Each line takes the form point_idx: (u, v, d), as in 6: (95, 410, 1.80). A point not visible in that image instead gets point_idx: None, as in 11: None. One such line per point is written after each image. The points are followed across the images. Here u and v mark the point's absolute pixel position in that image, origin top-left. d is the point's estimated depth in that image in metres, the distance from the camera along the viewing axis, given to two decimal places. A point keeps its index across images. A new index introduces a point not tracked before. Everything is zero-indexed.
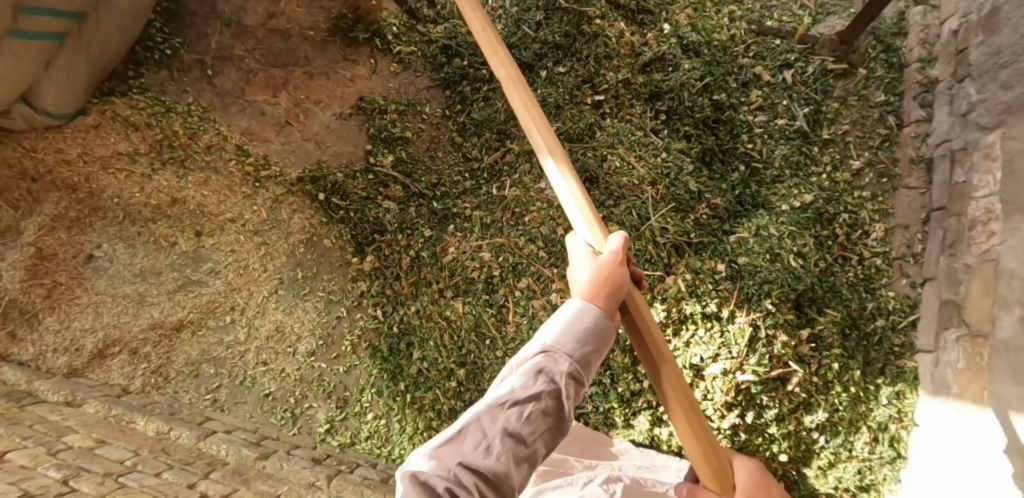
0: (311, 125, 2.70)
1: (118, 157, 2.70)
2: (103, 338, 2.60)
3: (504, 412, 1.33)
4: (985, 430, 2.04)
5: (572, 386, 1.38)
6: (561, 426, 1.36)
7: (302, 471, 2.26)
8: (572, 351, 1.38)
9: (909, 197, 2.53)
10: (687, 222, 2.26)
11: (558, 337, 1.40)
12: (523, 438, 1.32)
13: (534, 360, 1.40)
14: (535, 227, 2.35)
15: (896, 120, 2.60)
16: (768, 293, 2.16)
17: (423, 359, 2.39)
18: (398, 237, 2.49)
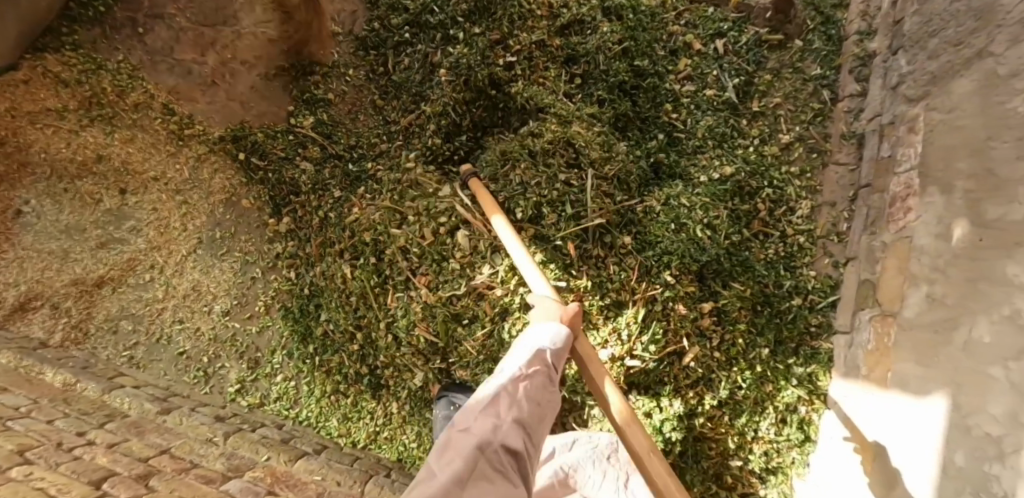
0: (238, 85, 2.63)
1: (46, 113, 2.62)
2: (25, 291, 2.60)
3: (509, 391, 1.43)
4: (888, 413, 1.97)
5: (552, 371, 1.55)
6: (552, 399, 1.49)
7: (201, 427, 2.26)
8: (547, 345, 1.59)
9: (838, 173, 2.43)
10: (602, 192, 2.14)
11: (555, 342, 1.60)
12: (525, 410, 1.41)
13: (527, 356, 1.54)
14: (431, 190, 2.27)
15: (831, 94, 2.49)
16: (667, 263, 2.08)
17: (329, 321, 2.40)
18: (310, 198, 2.48)
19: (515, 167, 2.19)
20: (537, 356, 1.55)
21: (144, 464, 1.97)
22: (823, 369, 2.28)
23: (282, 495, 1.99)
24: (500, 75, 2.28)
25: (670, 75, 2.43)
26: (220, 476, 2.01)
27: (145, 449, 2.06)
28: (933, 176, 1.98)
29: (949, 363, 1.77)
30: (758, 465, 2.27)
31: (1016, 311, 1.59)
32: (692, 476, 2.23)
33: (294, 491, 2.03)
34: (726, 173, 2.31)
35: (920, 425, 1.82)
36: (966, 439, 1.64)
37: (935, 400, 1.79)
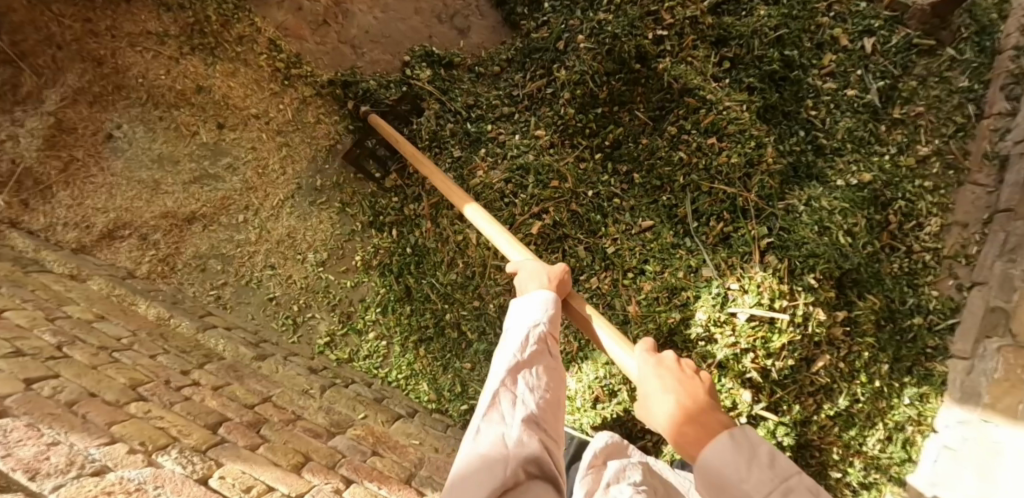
0: (350, 27, 2.56)
1: (146, 36, 2.51)
2: (114, 219, 2.53)
3: (520, 375, 1.43)
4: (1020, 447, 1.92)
5: (553, 343, 1.54)
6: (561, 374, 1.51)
7: (297, 378, 2.22)
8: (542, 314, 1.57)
9: (975, 194, 2.33)
10: (751, 183, 2.00)
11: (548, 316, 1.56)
12: (546, 396, 1.42)
13: (524, 336, 1.51)
14: (565, 162, 2.18)
15: (976, 109, 2.37)
16: (810, 265, 1.92)
17: (433, 285, 2.33)
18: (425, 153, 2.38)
19: (665, 149, 2.11)
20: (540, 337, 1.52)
21: (252, 411, 1.93)
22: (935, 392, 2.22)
23: (387, 458, 1.95)
24: (648, 49, 2.11)
25: (814, 69, 2.34)
26: (325, 432, 1.97)
27: (248, 396, 2.02)
28: None
29: None
30: (856, 478, 2.21)
31: None
32: None
33: (397, 454, 1.99)
34: (865, 179, 2.21)
35: None
36: None
37: None
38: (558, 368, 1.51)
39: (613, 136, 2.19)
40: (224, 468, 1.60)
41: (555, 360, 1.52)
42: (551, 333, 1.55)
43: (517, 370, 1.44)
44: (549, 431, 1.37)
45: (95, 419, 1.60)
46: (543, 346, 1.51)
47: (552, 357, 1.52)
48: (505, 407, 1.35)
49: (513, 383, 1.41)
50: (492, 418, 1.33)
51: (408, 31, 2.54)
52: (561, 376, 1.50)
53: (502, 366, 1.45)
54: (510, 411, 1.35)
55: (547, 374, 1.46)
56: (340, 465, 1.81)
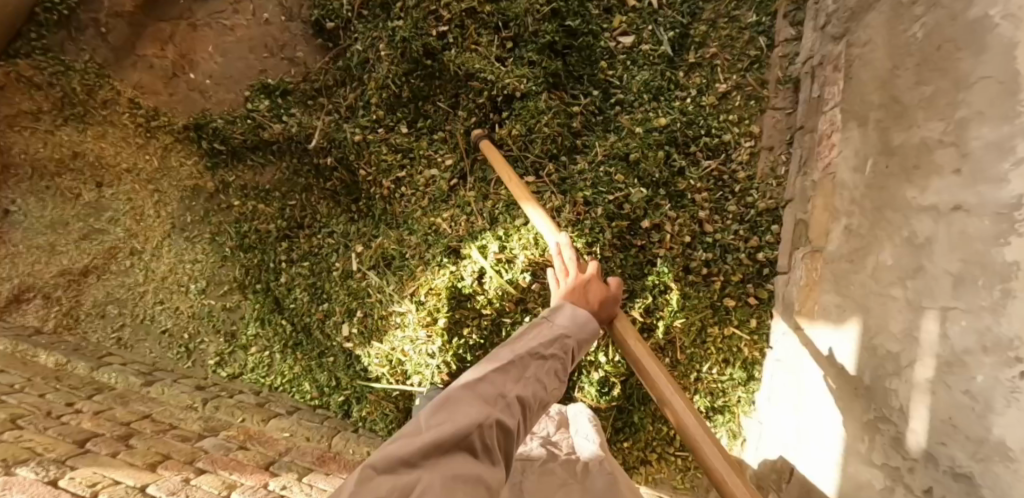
0: (197, 74, 2.81)
1: (23, 115, 2.75)
2: (18, 284, 2.76)
3: (531, 361, 1.48)
4: (819, 343, 2.01)
5: (572, 359, 1.57)
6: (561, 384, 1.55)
7: (181, 395, 2.44)
8: (576, 329, 1.60)
9: (775, 118, 2.47)
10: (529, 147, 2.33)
11: (563, 313, 1.62)
12: (544, 388, 1.46)
13: (549, 334, 1.54)
14: (387, 158, 2.38)
15: (767, 41, 2.51)
16: (594, 201, 2.23)
17: (294, 290, 2.56)
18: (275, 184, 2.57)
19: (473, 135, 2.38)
20: (552, 328, 1.57)
21: (127, 427, 2.15)
22: (761, 310, 2.35)
23: (252, 449, 2.16)
24: (433, 45, 2.35)
25: (606, 33, 2.49)
26: (195, 435, 2.19)
27: (128, 415, 2.24)
28: (852, 111, 2.03)
29: (862, 290, 1.82)
30: (704, 405, 2.36)
31: (912, 232, 1.64)
32: (640, 417, 2.39)
33: (265, 445, 2.20)
34: (662, 124, 2.37)
35: (840, 354, 1.87)
36: (874, 359, 1.71)
37: (851, 326, 1.84)
38: (563, 377, 1.54)
39: (424, 126, 2.41)
40: (77, 471, 1.82)
41: (566, 369, 1.55)
42: (573, 351, 1.58)
43: (535, 354, 1.49)
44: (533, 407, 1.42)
45: None
46: (561, 353, 1.54)
47: (565, 366, 1.55)
48: (511, 366, 1.44)
49: (526, 354, 1.48)
50: (500, 367, 1.42)
51: (246, 69, 2.78)
52: (560, 384, 1.53)
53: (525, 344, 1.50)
54: (518, 373, 1.44)
55: (552, 371, 1.50)
56: (199, 459, 2.02)
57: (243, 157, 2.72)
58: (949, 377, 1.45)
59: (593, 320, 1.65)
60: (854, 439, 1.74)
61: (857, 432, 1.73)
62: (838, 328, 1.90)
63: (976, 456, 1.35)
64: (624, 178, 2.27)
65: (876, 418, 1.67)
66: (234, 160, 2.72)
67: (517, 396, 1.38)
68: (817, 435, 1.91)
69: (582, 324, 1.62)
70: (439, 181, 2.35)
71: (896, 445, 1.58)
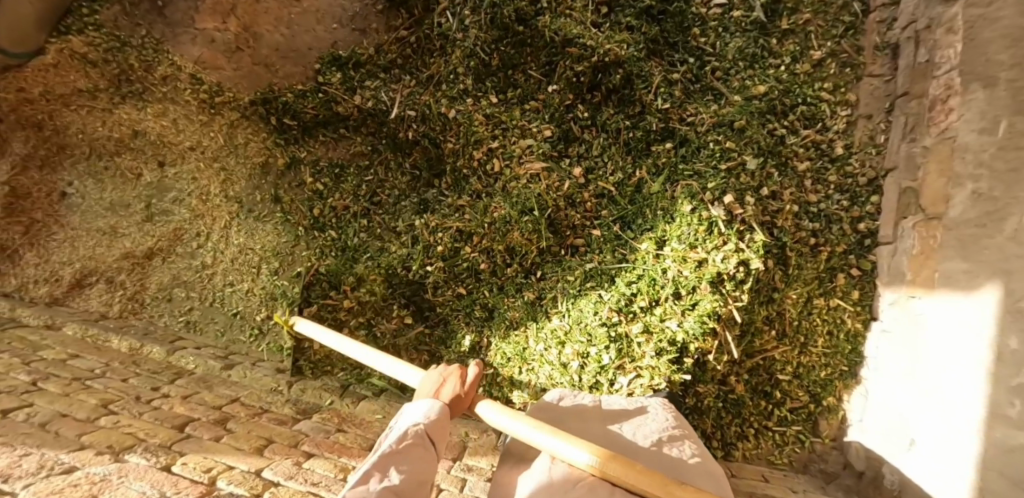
0: (261, 48, 2.67)
1: (78, 94, 2.66)
2: (80, 268, 2.69)
3: (388, 464, 1.53)
4: (951, 312, 1.95)
5: (433, 441, 1.64)
6: (432, 469, 1.59)
7: (264, 378, 2.34)
8: (426, 415, 1.66)
9: (873, 85, 2.40)
10: (622, 119, 2.25)
11: (420, 398, 1.73)
12: (410, 476, 1.53)
13: (399, 432, 1.61)
14: (480, 128, 2.29)
15: (862, 6, 2.43)
16: (720, 159, 2.14)
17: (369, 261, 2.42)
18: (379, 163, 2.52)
19: (569, 104, 2.29)
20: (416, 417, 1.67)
21: (219, 411, 2.07)
22: (865, 282, 2.30)
23: (351, 432, 2.09)
24: (525, 10, 2.27)
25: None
26: (290, 419, 2.12)
27: (216, 399, 2.16)
28: (975, 72, 1.98)
29: (999, 254, 1.82)
30: (808, 379, 2.31)
31: None
32: (744, 394, 2.28)
33: (361, 428, 2.13)
34: (760, 91, 2.28)
35: (970, 322, 1.87)
36: (1022, 322, 1.71)
37: (986, 292, 1.84)
38: (431, 462, 1.60)
39: (514, 96, 2.33)
40: (187, 456, 1.74)
41: (430, 452, 1.61)
42: (428, 434, 1.63)
43: (390, 455, 1.56)
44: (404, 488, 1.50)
45: (66, 432, 1.74)
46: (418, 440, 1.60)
47: (428, 449, 1.61)
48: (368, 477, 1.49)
49: (379, 464, 1.53)
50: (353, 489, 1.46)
51: (315, 41, 2.67)
52: (430, 472, 1.58)
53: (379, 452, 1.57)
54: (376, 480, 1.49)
55: (412, 459, 1.57)
56: (302, 443, 1.95)
57: (315, 133, 2.63)
58: None
59: (442, 407, 1.70)
60: (998, 403, 1.74)
61: (1002, 396, 1.73)
62: (977, 295, 1.87)
63: None
64: (742, 140, 2.18)
65: None
66: (306, 137, 2.63)
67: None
68: (949, 409, 1.90)
69: (432, 414, 1.67)
70: (542, 148, 2.24)
71: None
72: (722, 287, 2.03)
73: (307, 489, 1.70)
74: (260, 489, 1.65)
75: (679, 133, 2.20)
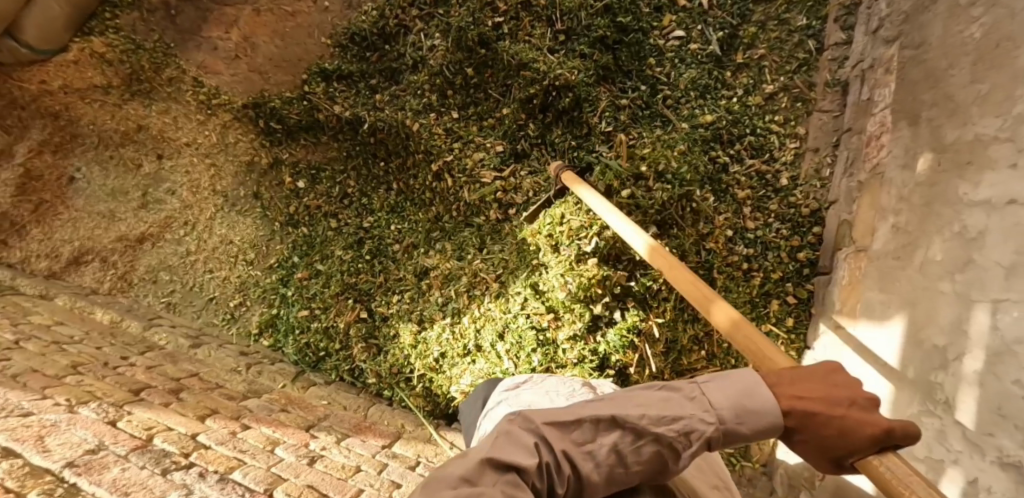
0: (257, 57, 2.90)
1: (93, 89, 2.89)
2: (78, 247, 2.96)
3: (619, 426, 1.14)
4: (865, 340, 1.99)
5: (700, 450, 1.12)
6: (669, 475, 1.14)
7: (226, 359, 2.50)
8: (727, 419, 1.11)
9: (821, 120, 2.47)
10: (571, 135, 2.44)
11: (745, 378, 1.15)
12: (625, 463, 1.12)
13: (678, 408, 1.13)
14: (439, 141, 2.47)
15: (816, 44, 2.50)
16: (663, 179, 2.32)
17: (326, 274, 2.61)
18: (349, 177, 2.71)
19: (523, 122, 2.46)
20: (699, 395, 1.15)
21: (177, 382, 2.20)
22: (799, 310, 2.36)
23: (294, 412, 2.23)
24: (487, 36, 2.44)
25: (655, 31, 2.53)
26: (240, 395, 2.25)
27: (178, 372, 2.30)
28: (903, 110, 2.03)
29: (908, 285, 1.84)
30: None
31: (964, 226, 1.66)
32: None
33: (304, 410, 2.27)
34: (707, 121, 2.42)
35: (880, 350, 1.91)
36: (919, 353, 1.74)
37: (894, 323, 1.87)
38: (668, 467, 1.13)
39: (473, 113, 2.52)
40: (134, 414, 1.88)
41: (680, 457, 1.13)
42: (699, 441, 1.11)
43: (641, 422, 1.12)
44: (601, 473, 1.12)
45: (32, 384, 1.89)
46: (684, 436, 1.11)
47: (681, 454, 1.13)
48: (586, 421, 1.14)
49: (614, 418, 1.14)
50: (558, 420, 1.15)
51: (305, 53, 2.90)
52: (658, 471, 1.14)
53: (629, 400, 1.16)
54: (594, 434, 1.14)
55: (652, 452, 1.12)
56: (244, 416, 2.10)
57: (297, 137, 2.80)
58: (999, 367, 1.48)
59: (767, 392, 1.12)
60: None
61: None
62: (886, 326, 1.90)
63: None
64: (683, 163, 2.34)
65: (920, 412, 1.70)
66: (289, 140, 2.80)
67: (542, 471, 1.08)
68: None
69: (741, 396, 1.12)
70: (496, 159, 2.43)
71: (940, 438, 1.62)
72: (646, 304, 2.20)
73: (232, 455, 1.83)
74: (190, 449, 1.77)
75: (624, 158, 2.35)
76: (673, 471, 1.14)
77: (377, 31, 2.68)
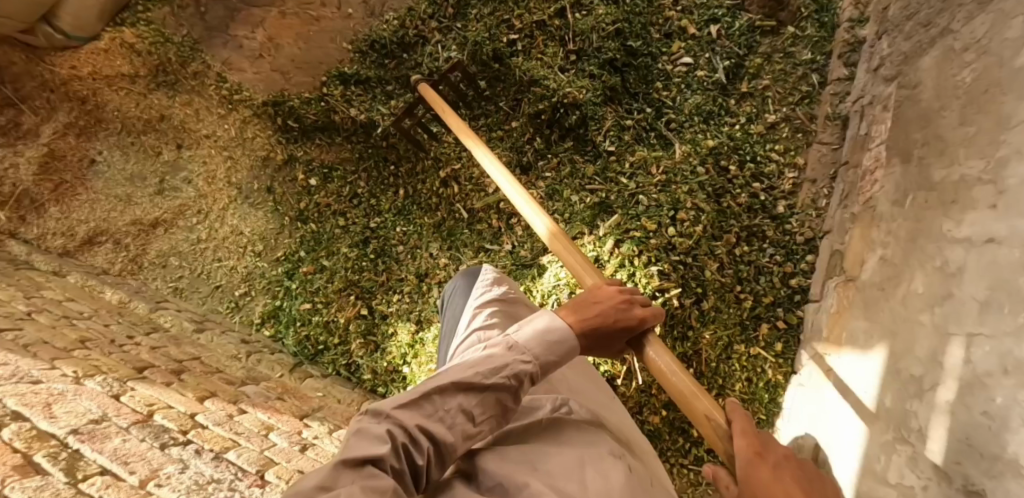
0: (280, 58, 3.02)
1: (120, 77, 3.06)
2: (93, 228, 3.05)
3: (460, 390, 1.32)
4: (849, 368, 2.05)
5: (527, 386, 1.40)
6: (507, 417, 1.38)
7: (227, 345, 2.57)
8: (536, 356, 1.41)
9: (820, 152, 2.53)
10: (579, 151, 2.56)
11: (545, 320, 1.48)
12: (474, 419, 1.32)
13: (493, 360, 1.37)
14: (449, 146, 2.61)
15: (820, 78, 2.59)
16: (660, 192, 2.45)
17: (330, 270, 2.68)
18: (358, 177, 2.79)
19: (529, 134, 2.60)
20: (509, 343, 1.42)
21: (178, 363, 2.26)
22: (789, 335, 2.40)
23: (289, 401, 2.28)
24: (502, 50, 2.59)
25: (664, 57, 2.63)
26: (239, 381, 2.29)
27: (180, 354, 2.36)
28: (897, 148, 2.10)
29: (891, 316, 1.89)
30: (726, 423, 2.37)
31: (944, 261, 1.71)
32: (661, 426, 2.38)
33: (299, 399, 2.31)
34: (708, 145, 2.49)
35: (862, 377, 1.96)
36: (897, 382, 1.79)
37: (876, 353, 1.92)
38: (508, 409, 1.36)
39: (484, 123, 2.63)
40: (136, 391, 1.92)
41: (514, 398, 1.37)
42: (522, 376, 1.37)
43: (467, 384, 1.32)
44: (456, 432, 1.30)
45: (42, 354, 1.95)
46: (508, 381, 1.35)
47: (514, 395, 1.37)
48: (428, 397, 1.30)
49: (455, 384, 1.32)
50: (406, 403, 1.28)
51: (326, 57, 2.97)
52: (500, 417, 1.36)
53: (459, 370, 1.35)
54: (436, 405, 1.30)
55: (490, 401, 1.34)
56: (242, 400, 2.14)
57: (312, 136, 2.90)
58: (970, 398, 1.49)
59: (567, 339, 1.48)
60: (870, 458, 1.82)
61: (874, 452, 1.81)
62: (868, 354, 1.96)
63: (988, 473, 1.39)
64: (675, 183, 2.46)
65: (894, 439, 1.74)
66: (304, 138, 2.90)
67: (403, 447, 1.22)
68: (834, 461, 1.98)
69: (551, 342, 1.45)
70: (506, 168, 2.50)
71: (911, 465, 1.65)
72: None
73: (228, 435, 1.85)
74: (188, 427, 1.80)
75: (610, 171, 2.52)
76: (509, 412, 1.38)
77: (396, 40, 2.80)
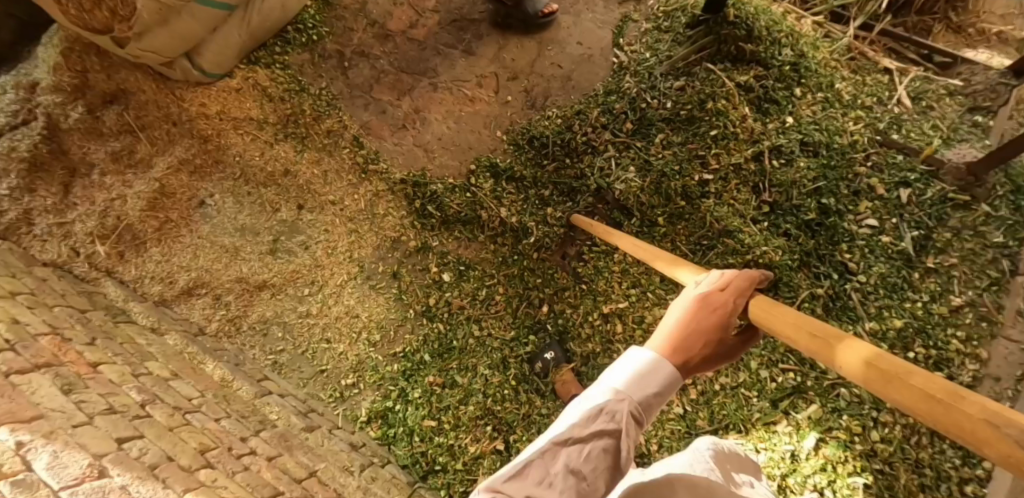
0: (425, 133, 2.83)
1: (248, 121, 2.91)
2: (194, 278, 2.79)
3: (564, 450, 1.22)
4: None
5: (634, 429, 1.22)
6: (622, 467, 1.22)
7: (340, 454, 2.33)
8: (633, 394, 1.22)
9: (1007, 349, 2.31)
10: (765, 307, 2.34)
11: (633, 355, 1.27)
12: (584, 480, 1.19)
13: (591, 413, 1.22)
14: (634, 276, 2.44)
15: (1010, 265, 2.38)
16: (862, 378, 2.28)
17: (463, 382, 2.49)
18: (507, 285, 2.56)
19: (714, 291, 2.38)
20: (604, 391, 1.24)
21: (300, 486, 2.02)
22: None
23: None
24: (692, 188, 2.45)
25: (849, 214, 2.46)
26: None
27: (298, 469, 2.12)
28: None
29: None
30: None
31: None
32: None
33: None
34: (896, 327, 2.33)
35: None
36: None
37: None
38: (623, 461, 1.21)
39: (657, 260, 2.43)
40: None
41: (623, 446, 1.21)
42: (625, 421, 1.20)
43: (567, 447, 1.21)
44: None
45: (172, 482, 1.68)
46: (605, 431, 1.20)
47: (621, 441, 1.21)
48: (530, 466, 1.21)
49: (553, 447, 1.22)
50: (510, 477, 1.20)
51: (477, 142, 2.77)
52: (615, 468, 1.21)
53: (557, 428, 1.25)
54: (542, 473, 1.20)
55: (596, 455, 1.20)
56: None
57: (451, 227, 2.68)
58: None
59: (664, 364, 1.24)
60: None
61: None
62: None
63: None
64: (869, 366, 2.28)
65: None
66: (442, 227, 2.68)
67: None
68: None
69: (646, 377, 1.24)
70: None
71: None
72: None
73: None
74: None
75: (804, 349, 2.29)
76: (625, 462, 1.22)
77: (560, 142, 2.63)
